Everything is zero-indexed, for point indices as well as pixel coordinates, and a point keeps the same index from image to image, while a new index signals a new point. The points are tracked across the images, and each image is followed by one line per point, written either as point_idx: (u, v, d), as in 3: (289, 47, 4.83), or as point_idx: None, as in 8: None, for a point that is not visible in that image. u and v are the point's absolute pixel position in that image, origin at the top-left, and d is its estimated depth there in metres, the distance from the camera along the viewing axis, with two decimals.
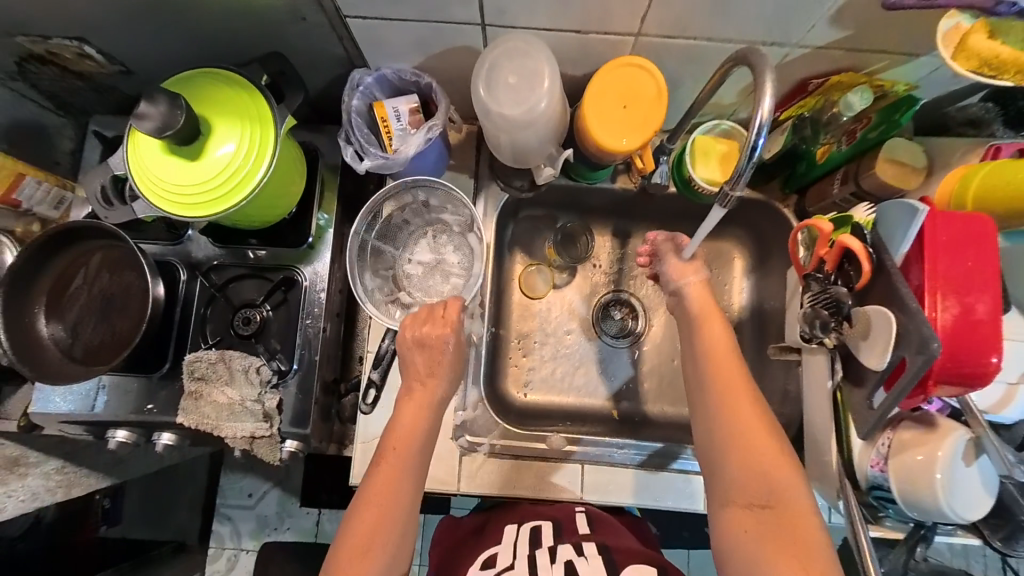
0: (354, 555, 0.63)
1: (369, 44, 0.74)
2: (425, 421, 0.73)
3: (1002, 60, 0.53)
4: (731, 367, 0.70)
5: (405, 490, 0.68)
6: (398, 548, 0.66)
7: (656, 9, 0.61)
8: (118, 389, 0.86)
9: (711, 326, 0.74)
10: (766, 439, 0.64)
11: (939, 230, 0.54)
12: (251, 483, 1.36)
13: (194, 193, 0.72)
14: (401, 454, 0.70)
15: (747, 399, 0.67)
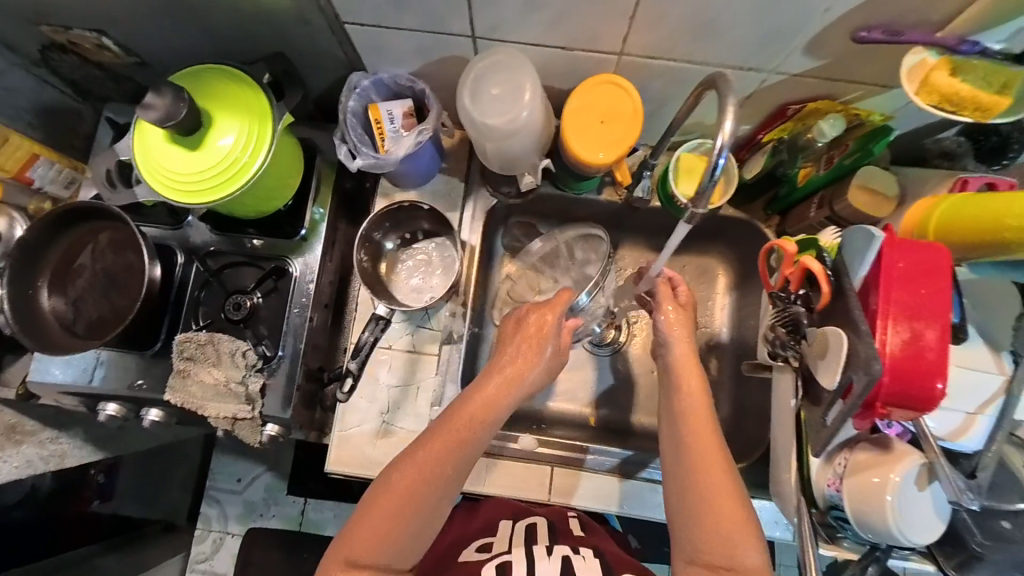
0: (376, 524, 0.62)
1: (368, 50, 0.78)
2: (491, 411, 0.69)
3: (961, 97, 0.56)
4: (703, 427, 0.70)
5: (445, 479, 0.65)
6: (418, 531, 0.65)
7: (637, 31, 0.64)
8: (115, 364, 0.90)
9: (690, 382, 0.73)
10: (731, 505, 0.64)
11: (896, 257, 0.56)
12: (241, 468, 1.37)
13: (191, 181, 0.76)
14: (454, 443, 0.66)
15: (718, 462, 0.66)
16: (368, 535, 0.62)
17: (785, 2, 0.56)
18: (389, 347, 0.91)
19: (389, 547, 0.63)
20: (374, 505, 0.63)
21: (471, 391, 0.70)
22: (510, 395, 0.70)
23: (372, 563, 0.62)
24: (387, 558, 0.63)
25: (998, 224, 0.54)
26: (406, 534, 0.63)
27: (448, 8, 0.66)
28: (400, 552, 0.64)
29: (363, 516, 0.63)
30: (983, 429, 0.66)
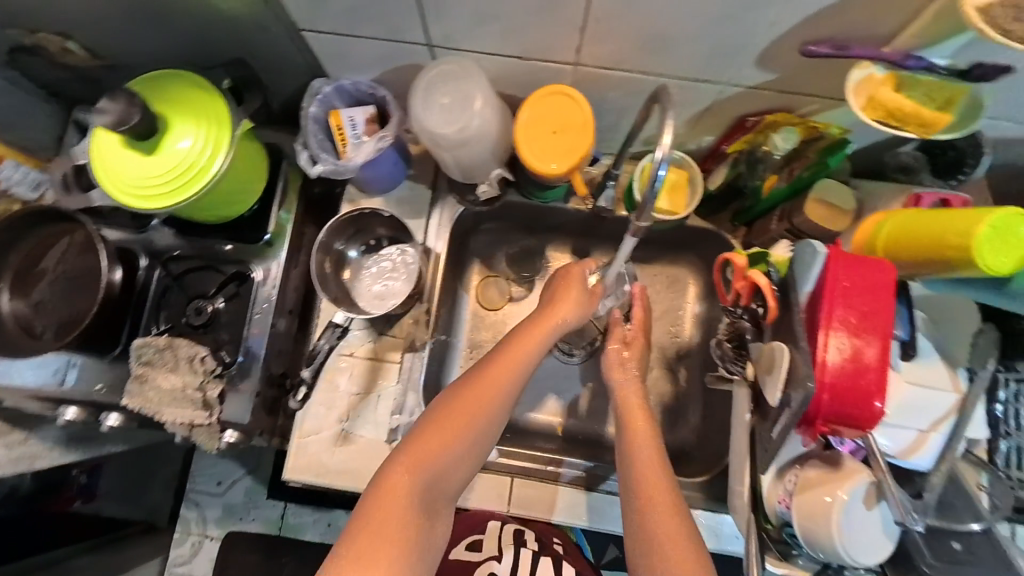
0: (435, 439, 0.65)
1: (327, 57, 0.78)
2: (540, 344, 0.73)
3: (906, 113, 0.56)
4: (659, 489, 0.64)
5: (500, 405, 0.69)
6: (468, 454, 0.68)
7: (589, 43, 0.64)
8: (88, 366, 0.91)
9: (642, 435, 0.70)
10: (676, 537, 0.60)
11: (841, 274, 0.55)
12: (225, 469, 1.26)
13: (146, 185, 0.75)
14: (511, 370, 0.70)
15: (673, 528, 0.61)
16: (427, 449, 0.65)
17: (732, 16, 0.56)
18: (351, 354, 0.90)
19: (443, 465, 0.65)
20: (435, 423, 0.66)
21: (523, 326, 0.75)
22: (554, 332, 0.75)
23: (426, 480, 0.64)
24: (437, 478, 0.65)
25: (939, 242, 0.53)
26: (460, 453, 0.67)
27: (401, 17, 0.66)
28: (448, 472, 0.66)
29: (423, 432, 0.66)
30: (935, 447, 0.64)
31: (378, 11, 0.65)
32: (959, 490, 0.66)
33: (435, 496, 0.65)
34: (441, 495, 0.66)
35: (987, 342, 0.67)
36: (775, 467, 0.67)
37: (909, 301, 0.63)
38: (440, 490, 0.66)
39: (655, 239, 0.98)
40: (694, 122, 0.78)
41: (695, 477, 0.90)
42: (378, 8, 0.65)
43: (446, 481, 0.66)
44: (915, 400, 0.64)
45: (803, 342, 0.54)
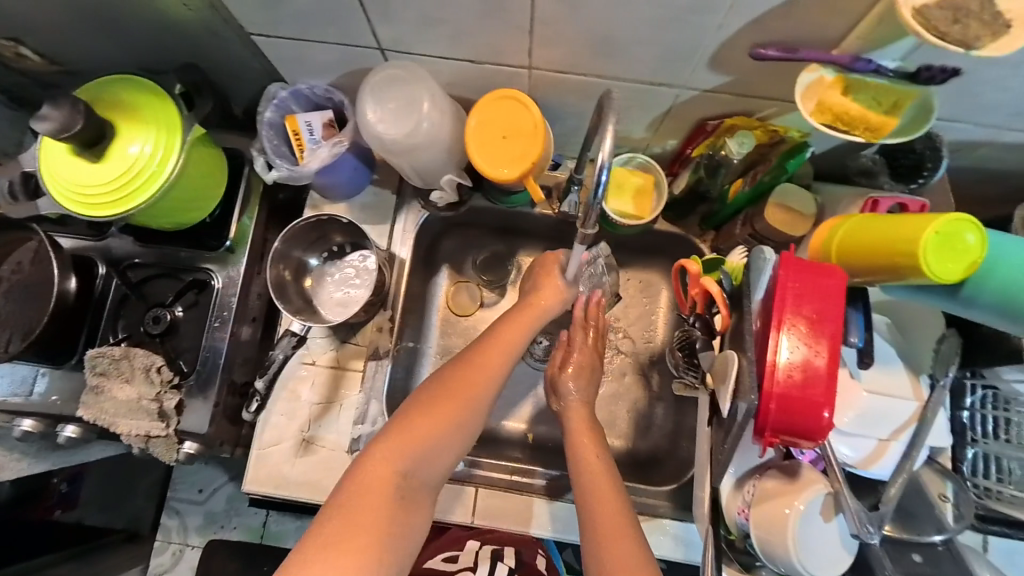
0: (419, 425, 0.64)
1: (281, 61, 0.77)
2: (525, 333, 0.75)
3: (851, 117, 0.56)
4: (607, 500, 0.64)
5: (487, 394, 0.69)
6: (453, 444, 0.66)
7: (539, 46, 0.63)
8: (59, 375, 0.88)
9: (588, 451, 0.70)
10: (623, 539, 0.60)
11: (790, 278, 0.53)
12: (206, 476, 1.21)
13: (93, 193, 0.74)
14: (499, 358, 0.71)
15: (620, 538, 0.60)
16: (410, 435, 0.63)
17: (678, 19, 0.55)
18: (312, 363, 0.89)
19: (426, 453, 0.63)
20: (423, 406, 0.66)
21: (511, 317, 0.76)
22: (539, 322, 0.77)
23: (407, 468, 0.62)
24: (419, 466, 0.63)
25: (892, 248, 0.52)
26: (443, 442, 0.65)
27: (347, 21, 0.65)
28: (431, 462, 0.64)
29: (407, 417, 0.65)
30: (895, 456, 0.63)
31: (325, 15, 0.64)
32: (919, 498, 0.65)
33: (415, 485, 0.63)
34: (422, 486, 0.63)
35: (950, 348, 0.65)
36: (735, 477, 0.66)
37: (867, 307, 0.60)
38: (422, 481, 0.63)
39: (626, 245, 0.95)
40: (655, 126, 0.76)
41: (665, 484, 0.86)
42: (324, 12, 0.64)
43: (428, 471, 0.64)
44: (874, 409, 0.62)
45: (750, 352, 0.53)
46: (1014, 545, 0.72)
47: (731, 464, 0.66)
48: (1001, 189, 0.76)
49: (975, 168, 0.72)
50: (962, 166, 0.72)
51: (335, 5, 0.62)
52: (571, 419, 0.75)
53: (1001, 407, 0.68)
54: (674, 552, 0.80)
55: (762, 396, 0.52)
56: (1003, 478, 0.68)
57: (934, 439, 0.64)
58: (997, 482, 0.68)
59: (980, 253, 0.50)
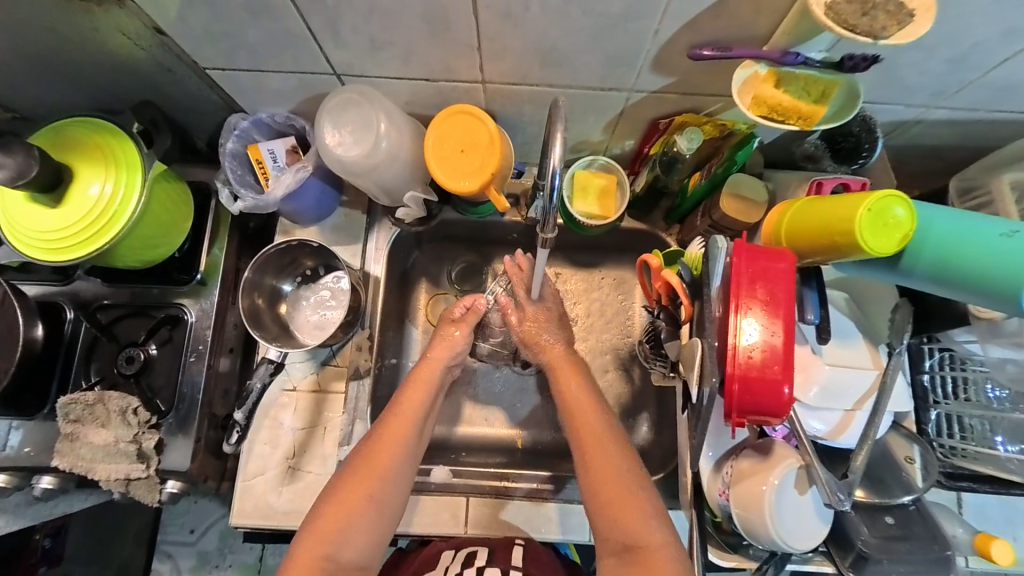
0: (334, 512, 0.67)
1: (238, 93, 0.77)
2: (427, 397, 0.77)
3: (785, 107, 0.59)
4: (592, 416, 0.72)
5: (396, 465, 0.71)
6: (372, 522, 0.68)
7: (490, 60, 0.65)
8: (30, 427, 0.87)
9: (569, 376, 0.77)
10: (618, 481, 0.67)
11: (743, 266, 0.57)
12: (195, 516, 1.19)
13: (56, 239, 0.73)
14: (403, 427, 0.73)
15: (614, 460, 0.68)
16: (323, 527, 0.66)
17: (615, 27, 0.58)
18: (293, 389, 0.88)
19: (345, 537, 0.66)
20: (336, 497, 0.68)
21: (411, 382, 0.78)
22: (434, 377, 0.79)
23: (329, 554, 0.65)
24: (340, 549, 0.66)
25: (831, 229, 0.56)
26: (361, 522, 0.68)
27: (300, 49, 0.66)
28: (351, 544, 0.67)
29: (323, 506, 0.68)
30: (861, 425, 0.65)
31: (278, 45, 0.65)
32: (887, 464, 0.68)
33: (342, 564, 0.66)
34: (350, 566, 0.67)
35: (903, 317, 0.67)
36: (714, 460, 0.68)
37: (820, 286, 0.63)
38: (348, 560, 0.66)
39: (597, 244, 0.97)
40: (611, 128, 0.79)
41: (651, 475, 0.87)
42: (278, 41, 0.65)
43: (353, 550, 0.67)
44: (836, 381, 0.64)
45: (711, 338, 0.56)
46: (985, 500, 0.75)
47: (708, 448, 0.69)
48: (942, 165, 0.80)
49: (914, 145, 0.76)
50: (901, 143, 0.76)
51: (286, 33, 0.63)
52: (549, 354, 0.80)
53: (958, 366, 0.71)
54: None
55: (727, 378, 0.56)
56: (966, 437, 0.71)
57: (896, 405, 0.67)
58: (961, 441, 0.70)
59: (911, 226, 0.53)
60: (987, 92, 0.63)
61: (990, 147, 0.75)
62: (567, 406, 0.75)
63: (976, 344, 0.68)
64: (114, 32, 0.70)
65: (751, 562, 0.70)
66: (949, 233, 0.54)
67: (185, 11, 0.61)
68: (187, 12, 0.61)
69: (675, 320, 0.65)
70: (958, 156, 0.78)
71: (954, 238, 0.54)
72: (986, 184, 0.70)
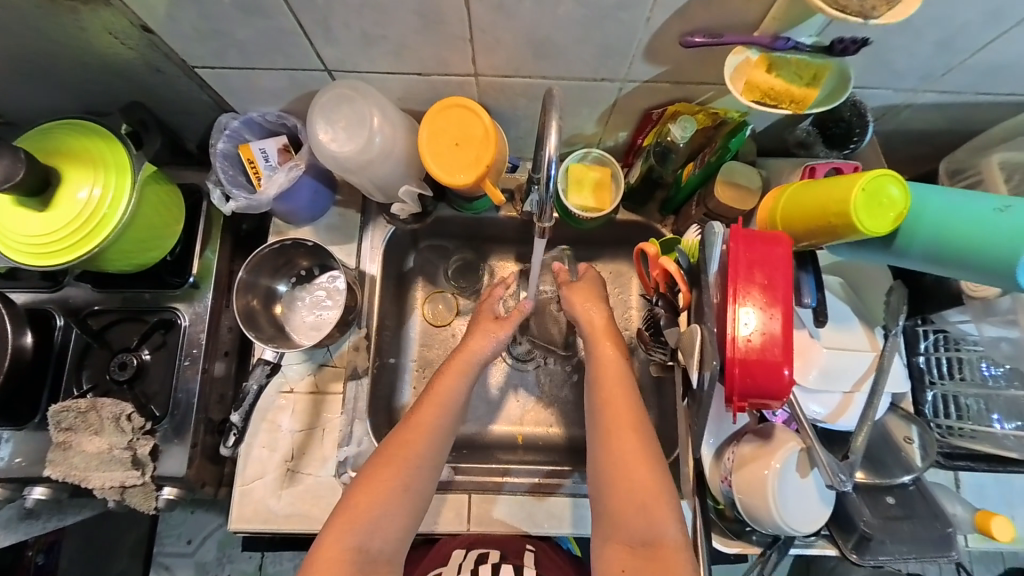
0: (361, 500, 0.66)
1: (227, 92, 0.77)
2: (460, 382, 0.75)
3: (777, 92, 0.60)
4: (621, 404, 0.71)
5: (428, 451, 0.70)
6: (402, 509, 0.68)
7: (482, 52, 0.65)
8: (18, 439, 0.85)
9: (608, 357, 0.75)
10: (642, 472, 0.67)
11: (740, 251, 0.57)
12: (191, 527, 1.18)
13: (44, 243, 0.72)
14: (432, 413, 0.72)
15: (637, 450, 0.68)
16: (353, 512, 0.66)
17: (608, 16, 0.58)
18: (290, 391, 0.87)
19: (376, 526, 0.66)
20: (362, 484, 0.68)
21: (444, 369, 0.76)
22: (472, 367, 0.77)
23: (360, 544, 0.65)
24: (370, 539, 0.66)
25: (826, 213, 0.56)
26: (390, 509, 0.67)
27: (290, 45, 0.65)
28: (383, 532, 0.66)
29: (351, 493, 0.67)
30: (859, 407, 0.66)
31: (267, 41, 0.65)
32: (886, 445, 0.69)
33: (372, 554, 0.66)
34: (381, 556, 0.66)
35: (898, 299, 0.68)
36: (714, 447, 0.70)
37: (817, 270, 0.63)
38: (379, 549, 0.66)
39: (592, 238, 0.97)
40: (605, 120, 0.79)
41: None
42: (267, 38, 0.64)
43: (383, 539, 0.66)
44: (834, 364, 0.65)
45: (710, 324, 0.56)
46: (982, 480, 0.75)
47: (710, 436, 0.70)
48: (931, 149, 0.81)
49: (903, 130, 0.77)
50: (890, 129, 0.77)
51: (276, 30, 0.63)
52: (590, 324, 0.79)
53: (952, 346, 0.72)
54: None
55: (726, 363, 0.56)
56: (962, 416, 0.72)
57: (892, 386, 0.67)
58: (958, 420, 0.71)
59: (904, 205, 0.54)
60: (973, 75, 0.64)
61: (976, 131, 0.77)
62: (598, 389, 0.73)
63: (970, 324, 0.67)
64: (99, 32, 0.69)
65: (755, 548, 0.70)
66: (942, 213, 0.55)
67: (173, 9, 0.60)
68: (174, 9, 0.60)
69: (673, 307, 0.66)
70: (945, 141, 0.79)
71: (949, 218, 0.54)
72: (974, 165, 0.71)
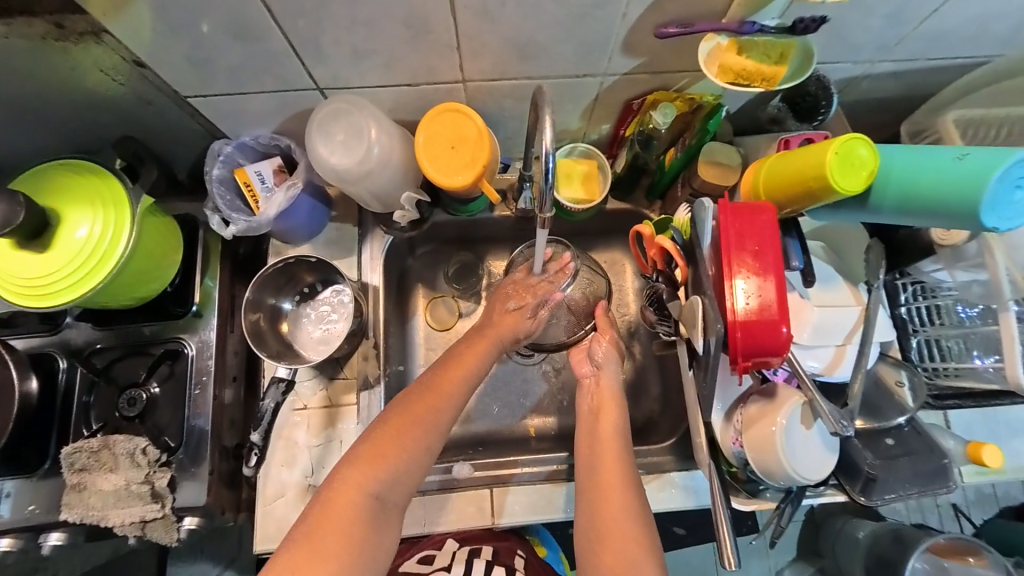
0: (384, 442, 0.65)
1: (220, 118, 0.78)
2: (486, 354, 0.79)
3: (748, 72, 0.65)
4: (613, 464, 0.73)
5: (444, 418, 0.70)
6: (421, 463, 0.67)
7: (469, 58, 0.68)
8: (26, 490, 0.83)
9: (607, 423, 0.78)
10: (626, 531, 0.66)
11: (730, 221, 0.61)
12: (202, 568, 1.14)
13: (45, 284, 0.72)
14: (456, 381, 0.74)
15: (621, 509, 0.68)
16: (377, 452, 0.64)
17: (587, 15, 0.62)
18: (304, 407, 0.88)
19: (395, 474, 0.64)
20: (386, 428, 0.67)
21: (466, 344, 0.80)
22: (494, 346, 0.81)
23: (376, 488, 0.63)
24: (389, 490, 0.64)
25: (805, 177, 0.61)
26: (412, 458, 0.66)
27: (283, 66, 0.67)
28: (402, 486, 0.65)
29: (374, 434, 0.66)
30: (852, 358, 0.70)
31: (260, 64, 0.67)
32: (880, 392, 0.73)
33: (386, 504, 0.63)
34: (393, 507, 0.64)
35: (876, 255, 0.72)
36: (723, 412, 0.74)
37: (800, 236, 0.68)
38: (392, 499, 0.64)
39: (584, 230, 1.00)
40: (589, 114, 0.83)
41: (662, 442, 0.92)
42: (258, 61, 0.66)
43: (398, 490, 0.65)
44: (825, 321, 0.70)
45: (709, 295, 0.60)
46: (969, 418, 0.81)
47: (718, 401, 0.74)
48: (889, 116, 0.88)
49: (864, 100, 0.83)
50: (853, 99, 0.83)
51: (268, 52, 0.65)
52: (597, 387, 0.83)
53: (930, 295, 0.78)
54: (685, 502, 0.85)
55: (729, 327, 0.60)
56: (946, 358, 0.77)
57: (880, 336, 0.72)
58: (942, 362, 0.77)
59: (874, 164, 0.59)
60: (922, 43, 0.70)
61: (928, 95, 0.84)
62: (595, 448, 0.76)
63: (943, 272, 0.73)
64: (91, 69, 0.70)
65: (770, 504, 0.75)
66: (908, 163, 0.60)
67: (167, 41, 0.62)
68: (165, 38, 0.62)
69: (672, 281, 0.70)
70: (902, 107, 0.86)
71: (921, 167, 0.59)
72: (931, 125, 0.77)
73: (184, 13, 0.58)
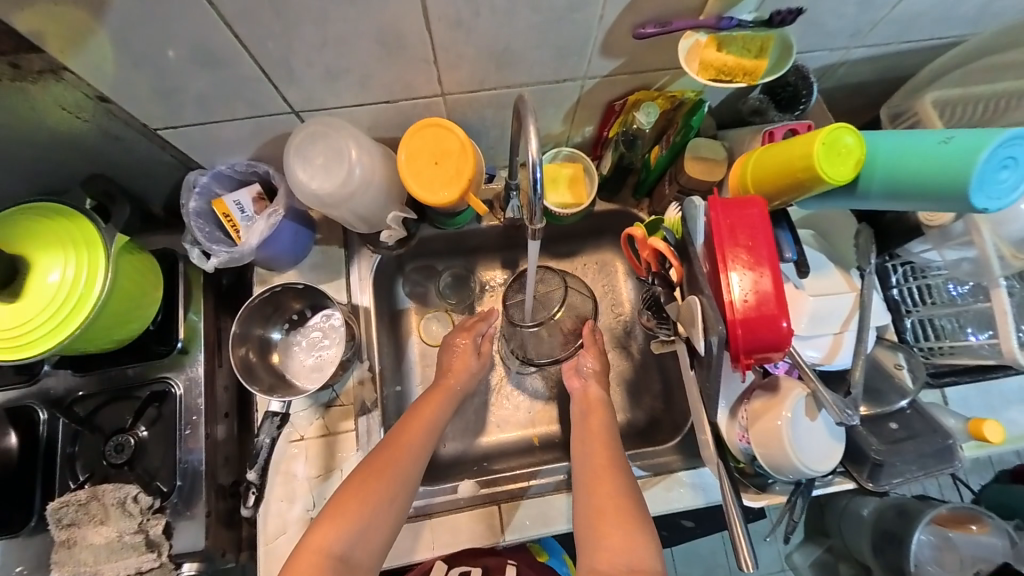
0: (348, 504, 0.68)
1: (193, 148, 0.75)
2: (442, 408, 0.82)
3: (730, 68, 0.65)
4: (600, 445, 0.77)
5: (409, 472, 0.73)
6: (385, 522, 0.69)
7: (447, 71, 0.67)
8: (11, 551, 0.79)
9: (594, 407, 0.83)
10: (616, 498, 0.70)
11: (720, 217, 0.61)
12: None
13: (17, 335, 0.68)
14: (416, 436, 0.76)
15: (611, 481, 0.72)
16: (341, 514, 0.67)
17: (561, 20, 0.61)
18: (300, 438, 0.85)
19: (360, 536, 0.67)
20: (351, 486, 0.70)
21: (425, 398, 0.82)
22: (451, 403, 0.84)
23: (342, 552, 0.65)
24: (353, 547, 0.66)
25: (793, 168, 0.61)
26: (378, 518, 0.69)
27: (254, 91, 0.65)
28: (367, 543, 0.67)
29: (341, 495, 0.70)
30: (851, 345, 0.71)
31: (230, 91, 0.64)
32: (880, 375, 0.74)
33: (354, 565, 0.66)
34: (360, 569, 0.66)
35: (865, 239, 0.73)
36: (727, 408, 0.73)
37: (792, 226, 0.69)
38: (358, 560, 0.66)
39: (574, 233, 0.99)
40: (571, 118, 0.82)
41: (667, 441, 0.91)
42: (229, 88, 0.64)
43: (366, 551, 0.67)
44: (820, 309, 0.70)
45: (707, 292, 0.59)
46: (964, 392, 0.82)
47: (721, 398, 0.74)
48: (865, 100, 0.89)
49: (841, 85, 0.84)
50: (830, 86, 0.84)
51: (238, 78, 0.63)
52: (579, 388, 0.86)
53: (920, 275, 0.78)
54: (695, 500, 0.84)
55: (729, 325, 0.59)
56: (940, 336, 0.78)
57: (877, 320, 0.72)
58: (937, 340, 0.78)
59: (860, 151, 0.59)
60: (894, 27, 0.71)
61: (902, 77, 0.85)
62: (584, 433, 0.80)
63: (932, 252, 0.74)
64: (52, 107, 0.67)
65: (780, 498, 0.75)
66: (894, 149, 0.60)
67: (131, 72, 0.60)
68: (129, 71, 0.60)
69: (668, 282, 0.69)
70: (879, 89, 0.87)
71: (906, 153, 0.59)
72: (910, 107, 0.78)
73: (145, 43, 0.56)
